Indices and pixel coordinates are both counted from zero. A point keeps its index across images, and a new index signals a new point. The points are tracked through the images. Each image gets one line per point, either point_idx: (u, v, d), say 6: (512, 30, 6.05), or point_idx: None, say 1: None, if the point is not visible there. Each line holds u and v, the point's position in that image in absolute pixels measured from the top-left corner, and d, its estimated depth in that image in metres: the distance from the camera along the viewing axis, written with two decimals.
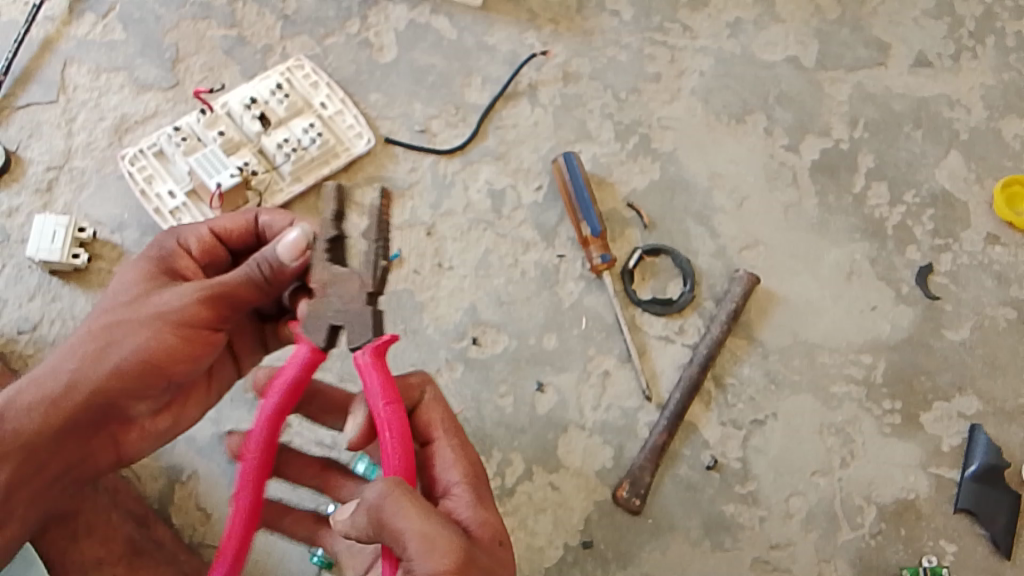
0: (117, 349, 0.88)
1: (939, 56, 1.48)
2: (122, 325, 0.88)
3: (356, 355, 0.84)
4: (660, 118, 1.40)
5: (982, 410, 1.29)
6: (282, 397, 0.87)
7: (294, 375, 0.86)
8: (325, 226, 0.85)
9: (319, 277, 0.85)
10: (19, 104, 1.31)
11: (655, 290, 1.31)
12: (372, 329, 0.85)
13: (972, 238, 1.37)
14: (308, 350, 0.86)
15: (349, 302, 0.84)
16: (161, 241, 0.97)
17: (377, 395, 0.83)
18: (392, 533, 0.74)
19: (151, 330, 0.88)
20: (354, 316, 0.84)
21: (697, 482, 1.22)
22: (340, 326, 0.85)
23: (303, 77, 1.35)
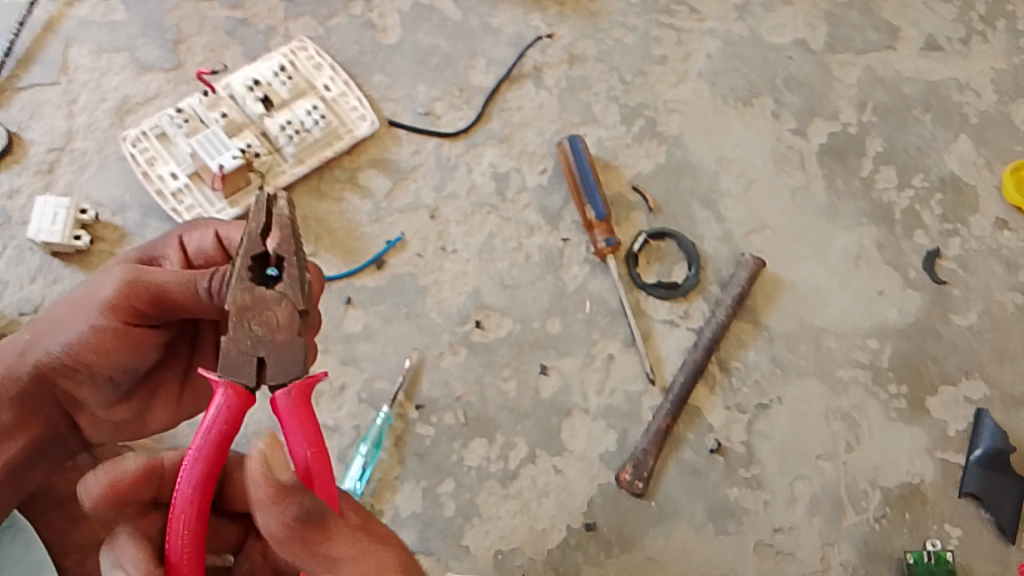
0: (61, 321, 0.93)
1: (949, 39, 1.46)
2: (73, 301, 0.93)
3: (279, 395, 0.76)
4: (667, 101, 1.39)
5: (990, 396, 1.27)
6: (201, 462, 0.76)
7: (218, 430, 0.76)
8: (251, 243, 0.79)
9: (239, 299, 0.77)
10: (21, 85, 1.31)
11: (660, 274, 1.30)
12: (300, 365, 0.78)
13: (981, 223, 1.36)
14: (231, 393, 0.76)
15: (276, 330, 0.77)
16: (168, 236, 1.01)
17: (300, 442, 0.76)
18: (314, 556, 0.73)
19: (84, 310, 0.91)
20: (281, 346, 0.77)
21: (702, 466, 1.21)
22: (263, 358, 0.78)
23: (307, 59, 1.33)
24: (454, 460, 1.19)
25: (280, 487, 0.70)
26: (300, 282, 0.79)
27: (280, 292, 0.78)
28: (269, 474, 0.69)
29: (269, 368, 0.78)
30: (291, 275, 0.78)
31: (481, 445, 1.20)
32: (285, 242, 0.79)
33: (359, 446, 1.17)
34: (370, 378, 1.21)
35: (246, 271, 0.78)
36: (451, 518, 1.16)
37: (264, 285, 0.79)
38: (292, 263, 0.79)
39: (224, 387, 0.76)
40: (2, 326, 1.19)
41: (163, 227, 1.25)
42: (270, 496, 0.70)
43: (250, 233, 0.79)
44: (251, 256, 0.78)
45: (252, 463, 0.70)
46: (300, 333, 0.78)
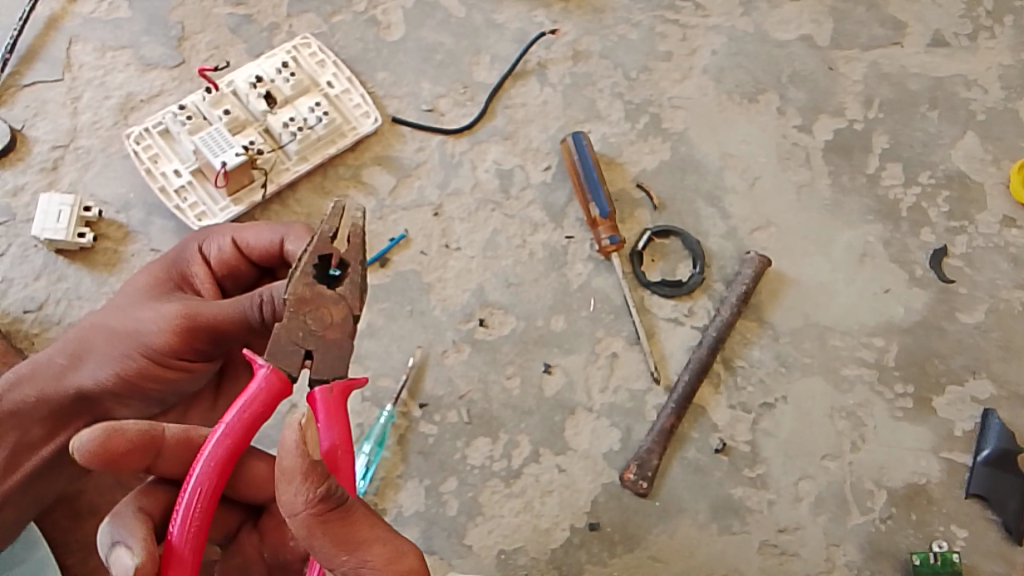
0: (108, 352, 0.99)
1: (956, 35, 1.45)
2: (117, 333, 0.98)
3: (317, 390, 0.79)
4: (671, 97, 1.38)
5: (996, 395, 1.27)
6: (229, 439, 0.78)
7: (251, 412, 0.78)
8: (319, 244, 0.82)
9: (298, 292, 0.80)
10: (25, 83, 1.31)
11: (664, 272, 1.29)
12: (345, 364, 0.81)
13: (987, 220, 1.35)
14: (273, 376, 0.79)
15: (328, 328, 0.80)
16: (188, 247, 1.04)
17: (332, 436, 0.79)
18: (330, 537, 0.74)
19: (133, 347, 0.97)
20: (330, 345, 0.80)
21: (706, 465, 1.21)
22: (311, 352, 0.80)
23: (310, 55, 1.33)
24: (458, 458, 1.19)
25: (307, 459, 0.72)
26: (359, 288, 0.83)
27: (339, 293, 0.81)
28: (299, 443, 0.72)
29: (314, 362, 0.80)
30: (353, 281, 0.82)
31: (485, 443, 1.20)
32: (352, 250, 0.83)
33: (364, 444, 1.17)
34: (375, 376, 1.22)
35: (313, 267, 0.81)
36: (455, 516, 1.17)
37: (325, 284, 0.82)
38: (355, 270, 0.82)
39: (268, 370, 0.78)
40: (7, 324, 1.20)
41: (167, 225, 1.25)
42: (295, 466, 0.72)
43: (320, 235, 0.82)
44: (318, 255, 0.82)
45: (288, 433, 0.73)
46: (351, 336, 0.81)
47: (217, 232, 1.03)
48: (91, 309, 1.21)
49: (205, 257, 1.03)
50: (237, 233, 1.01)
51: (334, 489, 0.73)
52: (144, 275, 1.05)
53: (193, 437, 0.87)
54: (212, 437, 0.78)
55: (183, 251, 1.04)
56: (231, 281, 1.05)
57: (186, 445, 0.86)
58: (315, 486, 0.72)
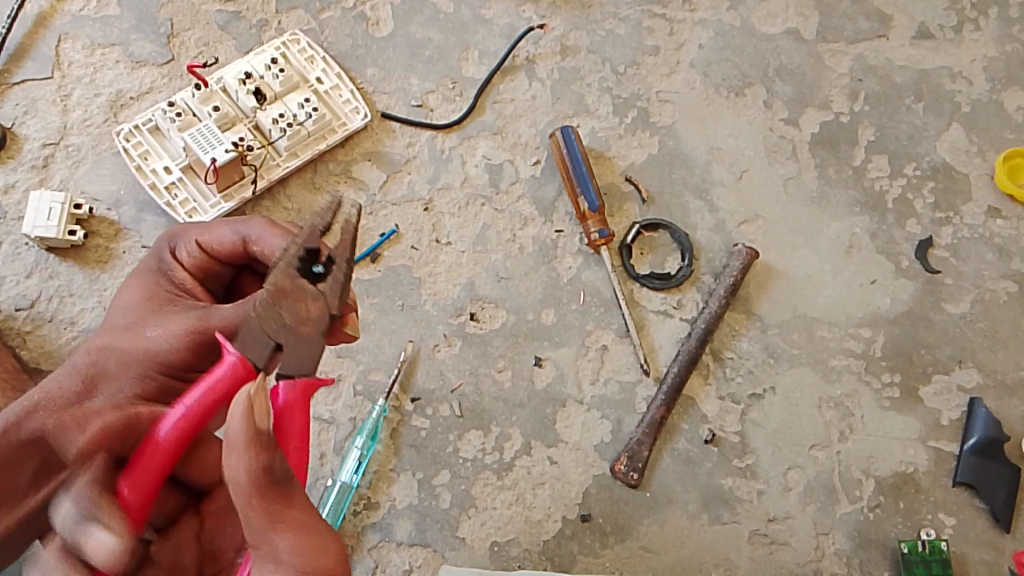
0: (123, 374, 0.96)
1: (941, 28, 1.46)
2: (127, 356, 0.97)
3: (282, 383, 0.80)
4: (659, 92, 1.39)
5: (982, 383, 1.28)
6: (186, 418, 0.80)
7: (211, 396, 0.80)
8: (308, 237, 0.85)
9: (280, 283, 0.82)
10: (15, 81, 1.31)
11: (653, 265, 1.30)
12: (312, 360, 0.81)
13: (972, 211, 1.36)
14: (240, 362, 0.80)
15: (302, 322, 0.81)
16: (163, 256, 1.03)
17: (286, 430, 0.80)
18: (264, 514, 0.72)
19: (149, 367, 0.96)
20: (302, 339, 0.81)
21: (696, 455, 1.22)
22: (281, 344, 0.81)
23: (299, 52, 1.33)
24: (450, 452, 1.20)
25: (254, 430, 0.71)
26: (341, 287, 0.83)
27: (320, 290, 0.82)
28: (249, 413, 0.71)
29: (282, 353, 0.81)
30: (336, 277, 0.83)
31: (477, 436, 1.21)
32: (340, 246, 0.84)
33: (357, 438, 1.17)
34: (366, 371, 1.22)
35: (296, 260, 0.83)
36: (447, 509, 1.18)
37: (307, 278, 0.83)
38: (340, 267, 0.83)
39: (236, 358, 0.80)
40: None
41: (158, 222, 1.25)
42: (243, 433, 0.71)
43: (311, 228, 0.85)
44: (305, 248, 0.84)
45: (240, 401, 0.72)
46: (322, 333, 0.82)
47: (187, 235, 1.02)
48: (83, 306, 1.22)
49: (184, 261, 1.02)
50: (202, 235, 1.01)
51: (277, 464, 0.72)
52: (130, 289, 1.02)
53: (152, 410, 0.86)
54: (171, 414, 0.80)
55: (162, 261, 1.02)
56: (210, 283, 1.05)
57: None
58: (258, 456, 0.71)
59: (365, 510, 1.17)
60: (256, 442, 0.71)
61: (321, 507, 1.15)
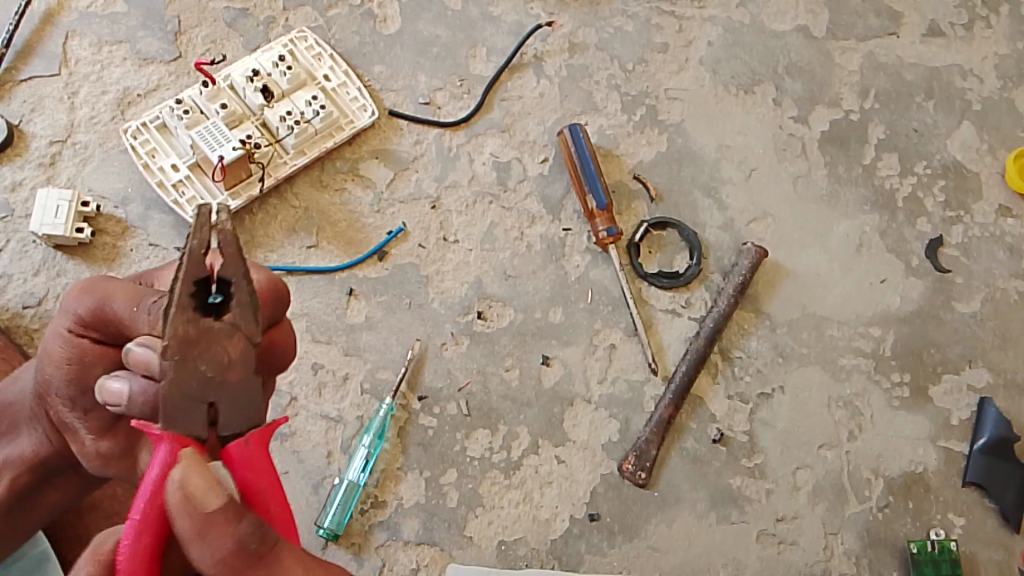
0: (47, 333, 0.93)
1: (951, 25, 1.45)
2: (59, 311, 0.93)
3: (233, 446, 0.74)
4: (668, 89, 1.38)
5: (993, 383, 1.28)
6: (146, 533, 0.72)
7: (178, 464, 0.72)
8: (191, 264, 0.69)
9: (179, 332, 0.69)
10: (21, 78, 1.31)
11: (662, 263, 1.30)
12: (252, 400, 0.73)
13: (983, 209, 1.35)
14: (174, 445, 0.72)
15: (227, 369, 0.71)
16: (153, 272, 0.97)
17: (254, 478, 0.76)
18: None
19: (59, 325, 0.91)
20: (232, 386, 0.71)
21: (704, 455, 1.22)
22: (214, 402, 0.71)
23: (306, 49, 1.32)
24: (457, 450, 1.20)
25: (202, 515, 0.68)
26: (251, 308, 0.72)
27: (231, 322, 0.71)
28: (189, 502, 0.67)
29: (220, 411, 0.72)
30: (243, 301, 0.71)
31: (484, 435, 1.20)
32: (232, 260, 0.71)
33: (363, 437, 1.17)
34: (373, 369, 1.22)
35: (189, 297, 0.69)
36: (455, 508, 1.17)
37: (209, 313, 0.70)
38: (241, 287, 0.71)
39: (172, 442, 0.71)
40: (5, 320, 1.21)
41: (166, 220, 1.25)
42: (193, 526, 0.68)
43: (192, 252, 0.69)
44: (194, 281, 0.69)
45: (173, 492, 0.68)
46: (253, 370, 0.72)
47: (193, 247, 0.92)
48: None
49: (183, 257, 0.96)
50: None
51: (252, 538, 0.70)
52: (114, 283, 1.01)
53: None
54: (139, 498, 0.72)
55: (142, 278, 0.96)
56: None
57: (101, 519, 0.77)
58: (224, 539, 0.69)
59: (372, 508, 1.16)
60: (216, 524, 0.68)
61: (328, 505, 1.15)
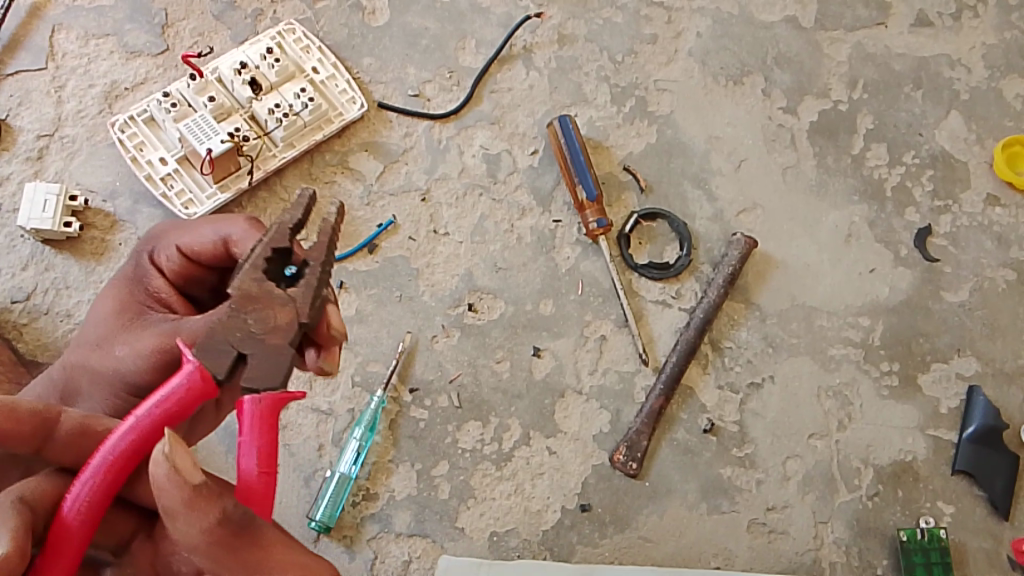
0: (94, 395, 0.96)
1: (940, 15, 1.45)
2: (97, 374, 0.95)
3: (248, 401, 0.71)
4: (657, 80, 1.39)
5: (981, 371, 1.28)
6: (110, 472, 0.70)
7: (163, 411, 0.71)
8: (278, 236, 0.77)
9: (246, 287, 0.75)
10: (8, 72, 1.30)
11: (652, 254, 1.30)
12: (284, 374, 0.73)
13: (971, 199, 1.36)
14: (197, 377, 0.71)
15: (271, 331, 0.73)
16: (141, 261, 1.01)
17: (254, 454, 0.72)
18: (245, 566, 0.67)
19: (115, 389, 0.94)
20: (269, 349, 0.73)
21: (695, 445, 1.22)
22: (247, 356, 0.73)
23: (294, 41, 1.32)
24: (449, 442, 1.20)
25: (189, 489, 0.63)
26: (313, 291, 0.76)
27: (291, 294, 0.75)
28: (175, 479, 0.63)
29: (247, 367, 0.73)
30: (309, 281, 0.76)
31: (476, 427, 1.21)
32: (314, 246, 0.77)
33: (355, 430, 1.17)
34: (364, 362, 1.22)
35: (266, 259, 0.77)
36: (447, 500, 1.17)
37: (278, 282, 0.77)
38: (314, 268, 0.76)
39: (196, 372, 0.71)
40: None
41: (154, 214, 1.25)
42: (181, 499, 0.63)
43: (280, 225, 0.78)
44: (274, 249, 0.77)
45: (157, 467, 0.63)
46: (293, 345, 0.74)
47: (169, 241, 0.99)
48: (80, 299, 1.21)
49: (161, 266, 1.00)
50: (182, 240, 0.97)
51: (233, 509, 0.66)
52: (107, 299, 1.01)
53: (93, 427, 0.74)
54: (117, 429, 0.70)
55: (139, 266, 1.00)
56: (191, 288, 1.01)
57: (82, 433, 0.74)
58: (206, 513, 0.64)
59: (364, 501, 1.16)
60: (201, 498, 0.64)
61: (319, 499, 1.15)
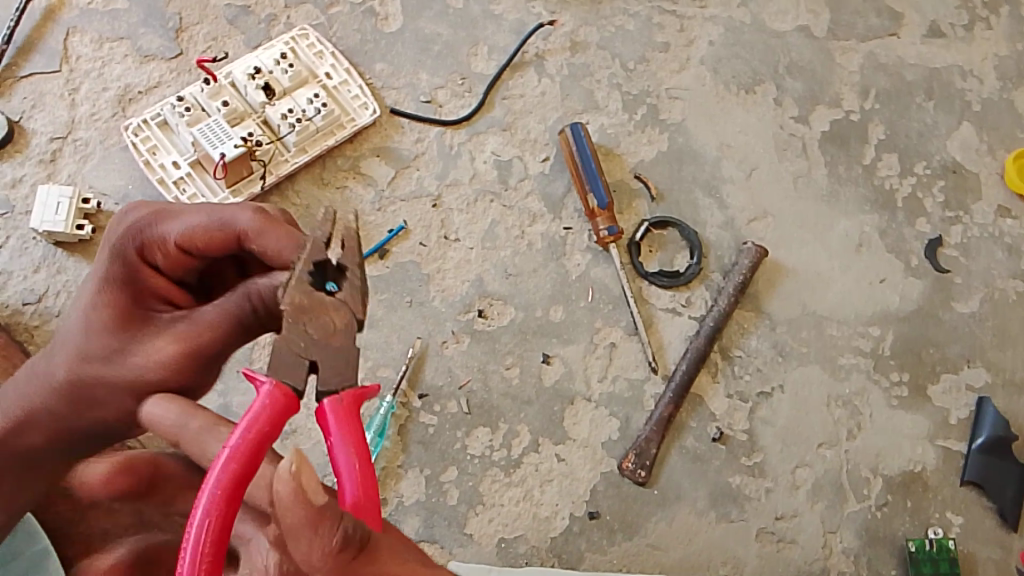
0: (108, 406, 0.82)
1: (952, 26, 1.45)
2: (104, 381, 0.81)
3: (327, 401, 0.69)
4: (669, 88, 1.39)
5: (991, 382, 1.28)
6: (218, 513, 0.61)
7: (257, 432, 0.65)
8: (314, 249, 0.74)
9: (296, 300, 0.72)
10: (22, 74, 1.30)
11: (662, 262, 1.30)
12: (352, 370, 0.73)
13: (982, 209, 1.36)
14: (277, 393, 0.67)
15: (331, 335, 0.72)
16: (118, 247, 0.82)
17: (346, 449, 0.68)
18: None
19: (123, 397, 0.81)
20: (333, 353, 0.72)
21: (704, 453, 1.22)
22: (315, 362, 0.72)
23: (308, 47, 1.33)
24: (458, 448, 1.20)
25: (313, 509, 0.57)
26: (359, 293, 0.75)
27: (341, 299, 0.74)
28: (302, 498, 0.56)
29: (319, 374, 0.72)
30: (352, 286, 0.75)
31: (485, 433, 1.21)
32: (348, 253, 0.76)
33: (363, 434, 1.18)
34: (374, 367, 1.22)
35: (308, 275, 0.73)
36: (456, 505, 1.18)
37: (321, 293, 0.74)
38: (353, 275, 0.75)
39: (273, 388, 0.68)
40: (6, 317, 1.20)
41: None
42: (302, 521, 0.57)
43: (314, 240, 0.75)
44: (313, 263, 0.74)
45: (281, 486, 0.56)
46: (353, 344, 0.73)
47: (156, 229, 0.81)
48: None
49: (154, 261, 0.83)
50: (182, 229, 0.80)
51: (351, 527, 0.60)
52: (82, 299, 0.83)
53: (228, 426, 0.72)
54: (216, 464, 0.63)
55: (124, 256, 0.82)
56: (184, 281, 0.86)
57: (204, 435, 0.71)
58: (329, 537, 0.58)
59: None
60: (326, 519, 0.57)
61: None
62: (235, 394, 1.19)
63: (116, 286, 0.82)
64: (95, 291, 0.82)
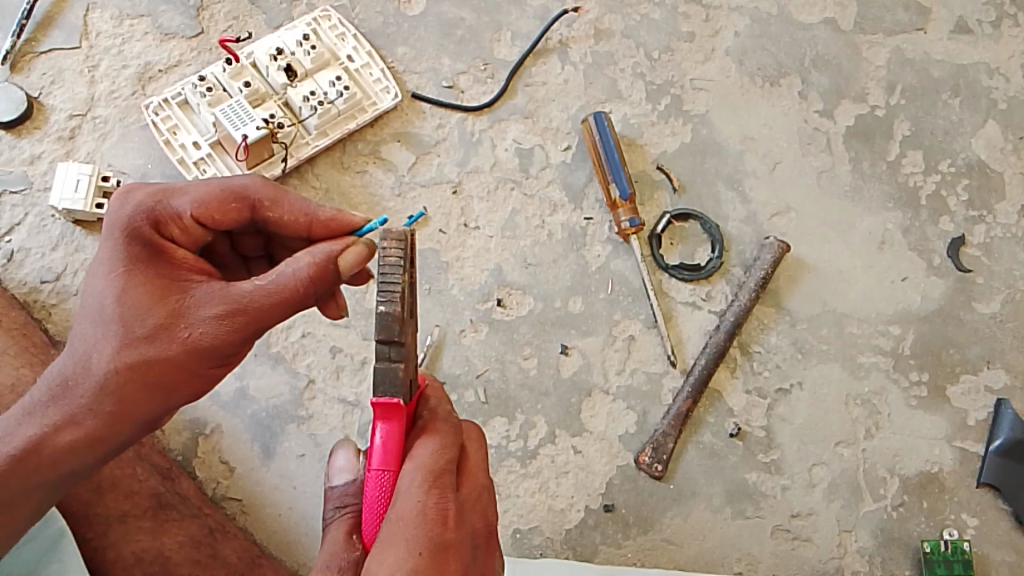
0: (150, 370, 0.83)
1: (980, 22, 1.43)
2: (146, 345, 0.82)
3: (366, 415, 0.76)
4: (694, 79, 1.37)
5: (1010, 384, 1.27)
6: None
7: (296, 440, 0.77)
8: None
9: None
10: (41, 50, 1.29)
11: (683, 255, 1.28)
12: None
13: (1006, 210, 1.34)
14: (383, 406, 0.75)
15: None
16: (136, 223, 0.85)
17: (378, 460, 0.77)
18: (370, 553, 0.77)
19: (167, 359, 0.82)
20: None
21: (721, 449, 1.21)
22: None
23: (330, 28, 1.31)
24: None
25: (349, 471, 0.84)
26: None
27: None
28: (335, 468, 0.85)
29: None
30: None
31: (502, 423, 1.20)
32: None
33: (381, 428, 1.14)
34: None
35: None
36: None
37: None
38: None
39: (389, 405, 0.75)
40: (23, 295, 1.20)
41: None
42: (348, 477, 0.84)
43: None
44: None
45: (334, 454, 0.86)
46: None
47: (176, 199, 0.86)
48: None
49: (172, 240, 0.86)
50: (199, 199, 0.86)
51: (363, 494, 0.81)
52: (102, 277, 0.84)
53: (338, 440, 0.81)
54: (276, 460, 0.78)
55: (137, 230, 0.84)
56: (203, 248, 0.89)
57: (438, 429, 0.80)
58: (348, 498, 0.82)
59: None
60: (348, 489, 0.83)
61: None
62: (251, 378, 1.19)
63: (146, 257, 0.84)
64: (124, 274, 0.83)
